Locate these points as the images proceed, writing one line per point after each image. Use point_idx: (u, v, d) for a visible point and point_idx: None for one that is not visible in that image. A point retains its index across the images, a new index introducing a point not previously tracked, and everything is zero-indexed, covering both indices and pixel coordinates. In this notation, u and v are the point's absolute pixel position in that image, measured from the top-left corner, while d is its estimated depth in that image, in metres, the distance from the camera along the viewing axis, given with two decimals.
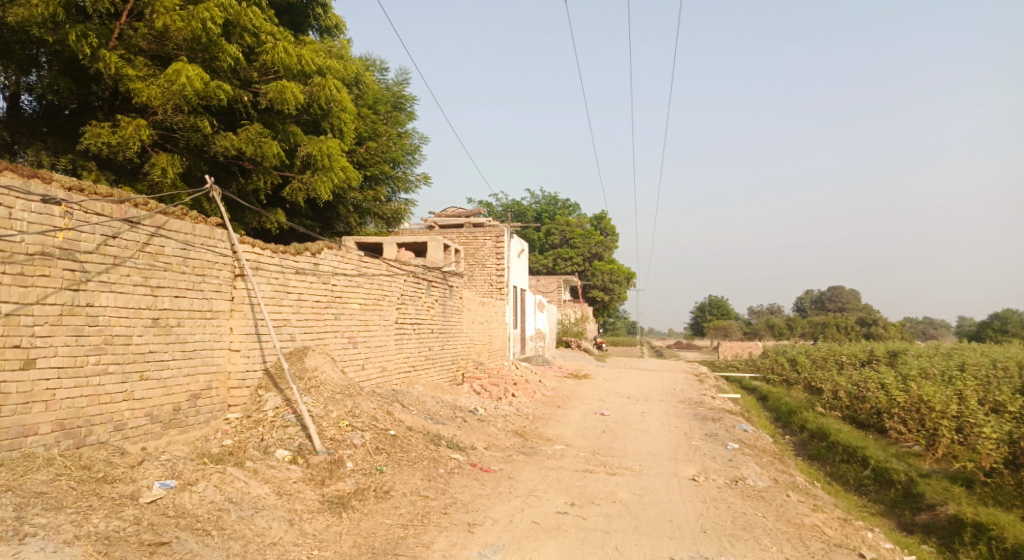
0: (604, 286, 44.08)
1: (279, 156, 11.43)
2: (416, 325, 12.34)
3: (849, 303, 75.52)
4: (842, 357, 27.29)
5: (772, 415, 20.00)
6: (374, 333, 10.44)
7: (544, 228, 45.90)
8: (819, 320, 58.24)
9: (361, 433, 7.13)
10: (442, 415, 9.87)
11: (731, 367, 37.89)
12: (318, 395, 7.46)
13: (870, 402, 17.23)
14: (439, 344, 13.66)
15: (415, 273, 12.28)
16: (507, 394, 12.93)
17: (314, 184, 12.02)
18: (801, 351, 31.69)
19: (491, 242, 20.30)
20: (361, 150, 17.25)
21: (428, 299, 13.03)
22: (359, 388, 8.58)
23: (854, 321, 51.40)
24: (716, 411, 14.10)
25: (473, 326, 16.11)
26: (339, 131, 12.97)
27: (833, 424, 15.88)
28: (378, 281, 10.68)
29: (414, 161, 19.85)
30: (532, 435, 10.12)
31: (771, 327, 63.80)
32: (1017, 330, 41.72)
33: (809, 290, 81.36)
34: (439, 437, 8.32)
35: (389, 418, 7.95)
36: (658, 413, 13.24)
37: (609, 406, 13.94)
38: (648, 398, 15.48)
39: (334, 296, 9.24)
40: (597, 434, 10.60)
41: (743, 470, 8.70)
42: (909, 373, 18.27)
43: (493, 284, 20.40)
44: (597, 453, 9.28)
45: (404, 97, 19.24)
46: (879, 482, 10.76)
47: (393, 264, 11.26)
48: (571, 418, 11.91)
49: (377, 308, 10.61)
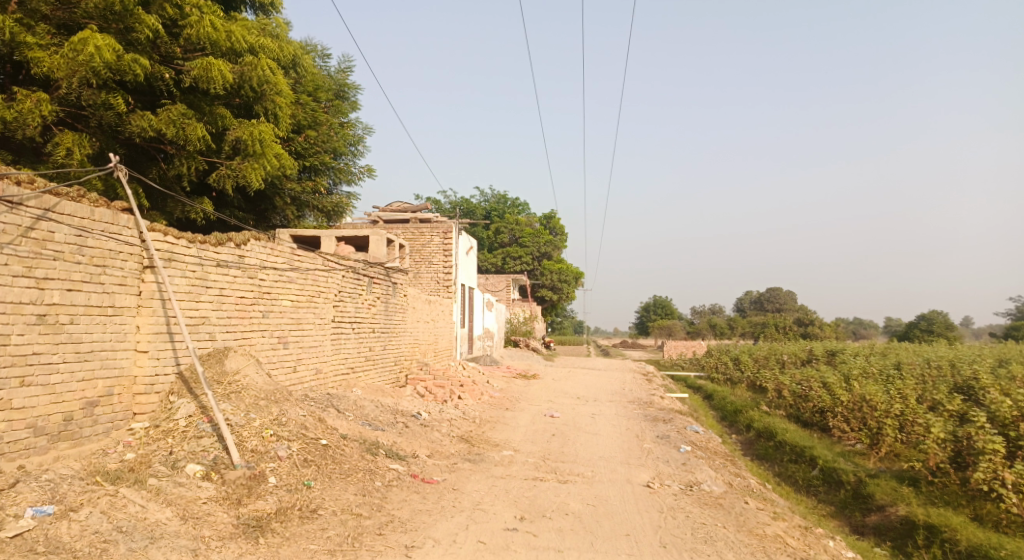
0: (553, 285, 43.90)
1: (204, 140, 10.50)
2: (356, 324, 11.59)
3: (787, 304, 77.99)
4: (783, 356, 27.81)
5: (718, 414, 20.06)
6: (307, 333, 9.68)
7: (493, 227, 45.37)
8: (759, 321, 59.83)
9: (287, 443, 6.42)
10: (382, 420, 9.19)
11: (676, 367, 38.27)
12: (239, 401, 6.70)
13: (813, 401, 17.43)
14: (381, 344, 12.94)
15: (355, 269, 11.52)
16: (452, 397, 12.33)
17: (244, 171, 11.13)
18: (744, 350, 32.20)
19: (438, 238, 19.66)
20: (300, 139, 16.32)
21: (369, 296, 12.29)
22: (288, 393, 7.84)
23: (792, 320, 52.96)
24: (666, 411, 13.88)
25: (418, 325, 15.43)
26: (274, 116, 12.09)
27: (779, 423, 15.94)
28: (313, 277, 9.92)
29: (357, 153, 19.00)
30: (478, 440, 9.56)
31: (713, 327, 65.17)
32: (941, 331, 43.79)
33: (749, 290, 83.65)
34: (376, 446, 7.66)
35: (321, 426, 7.25)
36: (608, 414, 12.90)
37: (559, 407, 13.51)
38: (598, 398, 15.15)
39: (261, 292, 8.46)
40: (547, 438, 10.13)
41: (698, 474, 8.39)
42: (850, 372, 18.59)
43: (440, 282, 19.74)
44: (547, 459, 8.80)
45: (347, 85, 18.38)
46: (827, 483, 10.69)
47: (330, 259, 10.51)
48: (520, 421, 11.41)
49: (312, 306, 9.85)
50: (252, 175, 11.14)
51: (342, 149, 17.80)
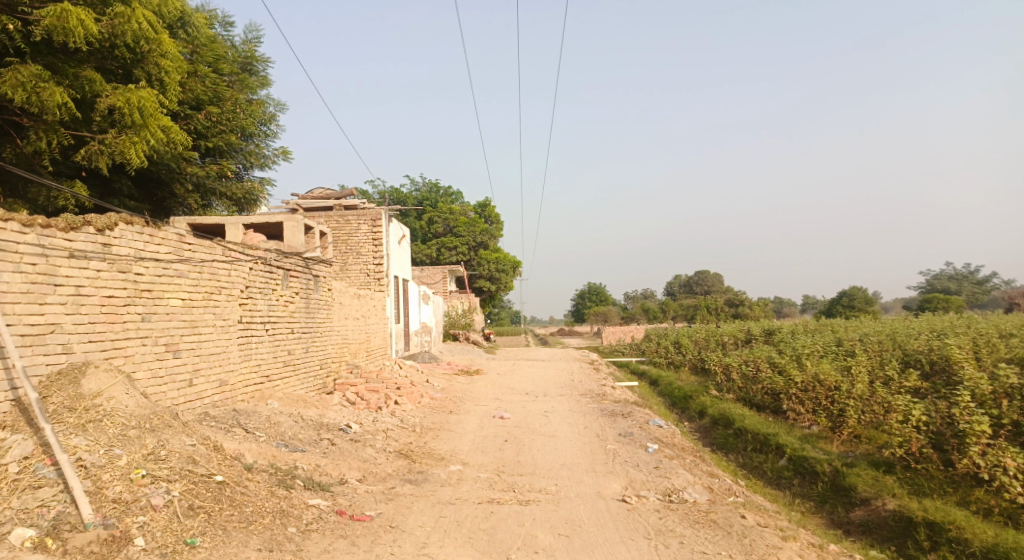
0: (490, 275, 42.56)
1: (67, 109, 8.53)
2: (269, 324, 9.92)
3: (716, 286, 79.67)
4: (723, 337, 27.59)
5: (668, 401, 19.36)
6: (206, 338, 7.99)
7: (426, 217, 43.58)
8: (692, 303, 60.54)
9: (166, 485, 4.83)
10: (301, 439, 7.65)
11: (617, 353, 37.76)
12: (99, 433, 5.02)
13: (764, 383, 16.92)
14: (302, 346, 11.29)
15: (265, 260, 9.84)
16: (387, 402, 10.85)
17: (120, 146, 9.22)
18: (684, 333, 31.94)
19: (366, 226, 17.99)
20: (199, 116, 14.30)
21: (285, 292, 10.61)
22: (174, 415, 6.18)
23: (724, 302, 53.76)
24: (622, 404, 12.86)
25: (345, 323, 13.79)
26: (159, 83, 10.19)
27: (734, 408, 15.28)
28: (212, 270, 8.23)
29: (270, 134, 17.07)
30: (419, 455, 8.16)
31: (647, 311, 65.60)
32: (862, 306, 45.43)
33: (680, 275, 85.19)
34: (292, 476, 6.14)
35: (218, 456, 5.69)
36: (562, 412, 11.75)
37: (507, 406, 12.25)
38: (548, 394, 14.00)
39: (138, 290, 6.75)
40: (498, 445, 8.86)
41: (675, 481, 7.34)
42: (797, 351, 18.24)
43: (370, 274, 18.08)
44: (502, 473, 7.52)
45: (255, 58, 16.33)
46: (800, 474, 9.92)
47: (234, 249, 8.83)
48: (465, 427, 10.07)
49: (210, 305, 8.16)
50: (130, 150, 9.23)
51: (250, 129, 15.84)
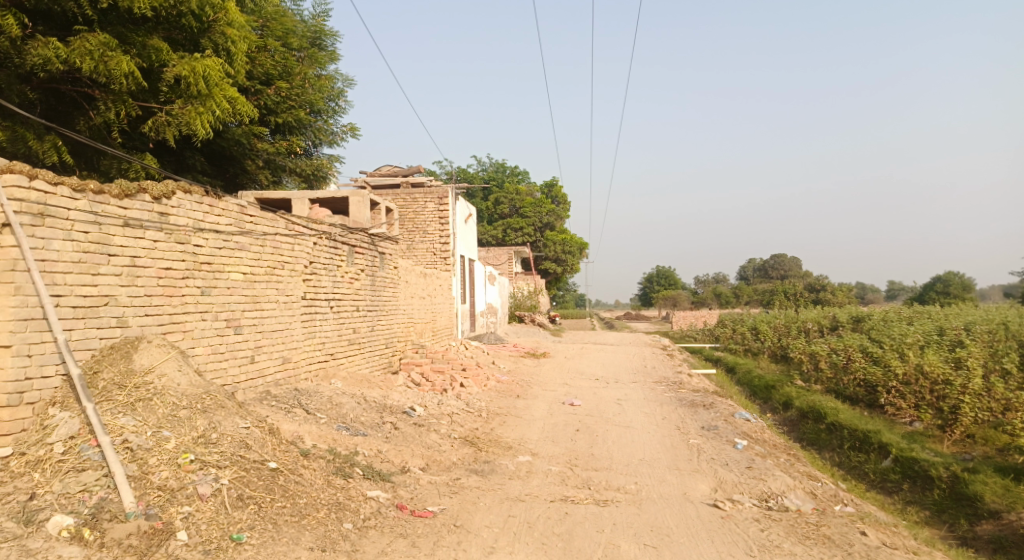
0: (557, 256, 41.74)
1: (133, 78, 8.38)
2: (333, 301, 9.61)
3: (792, 271, 75.84)
4: (805, 323, 25.86)
5: (747, 390, 18.18)
6: (268, 314, 7.70)
7: (492, 197, 43.13)
8: (767, 288, 57.74)
9: (215, 472, 4.44)
10: (363, 422, 7.25)
11: (688, 338, 36.30)
12: (148, 413, 4.70)
13: (857, 375, 15.52)
14: (367, 324, 10.98)
15: (330, 235, 9.51)
16: (453, 385, 10.40)
17: (187, 117, 9.04)
18: (761, 318, 30.22)
19: (433, 204, 17.61)
20: (270, 92, 14.20)
21: (350, 269, 10.28)
22: (230, 395, 5.86)
23: (803, 287, 50.92)
24: (701, 394, 11.94)
25: (411, 302, 13.45)
26: (226, 53, 9.98)
27: (824, 400, 14.04)
28: (275, 244, 7.92)
29: (338, 110, 16.89)
30: (486, 443, 7.63)
31: (718, 296, 63.12)
32: (959, 293, 41.93)
33: (754, 258, 81.73)
34: (352, 463, 5.70)
35: (273, 440, 5.29)
36: (637, 400, 10.97)
37: (578, 391, 11.58)
38: (620, 380, 13.24)
39: (197, 263, 6.46)
40: (571, 434, 8.23)
41: (772, 484, 6.49)
42: (894, 340, 16.65)
43: (436, 253, 17.72)
44: (575, 467, 6.88)
45: (323, 32, 16.11)
46: (910, 478, 8.80)
47: (297, 223, 8.50)
48: (535, 414, 9.49)
49: (273, 280, 7.86)
50: (196, 120, 9.04)
51: (318, 104, 15.67)
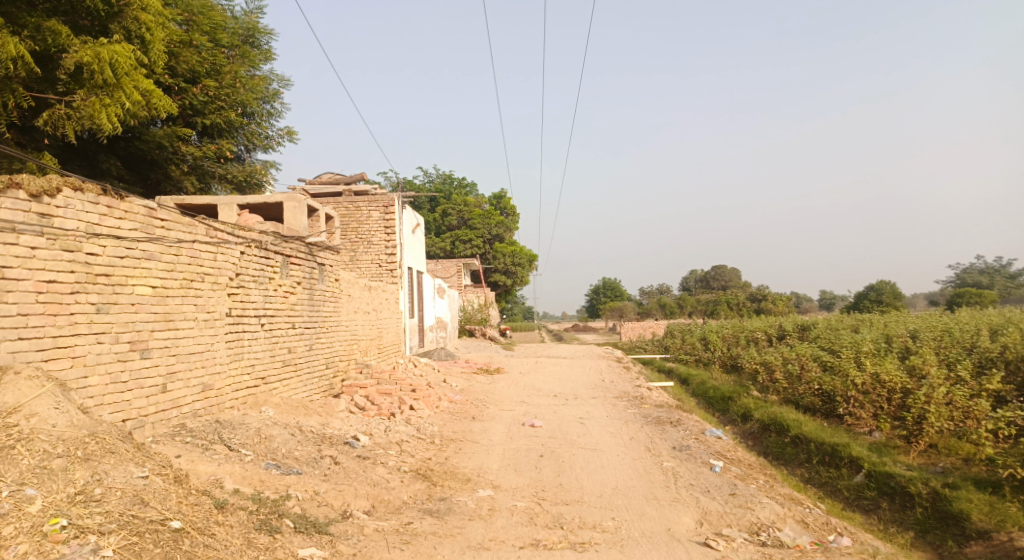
0: (506, 268, 41.07)
1: (22, 63, 7.13)
2: (264, 318, 8.55)
3: (732, 281, 77.59)
4: (753, 332, 25.95)
5: (703, 402, 17.85)
6: (184, 335, 6.62)
7: (439, 208, 42.16)
8: (710, 298, 58.69)
9: (95, 542, 3.35)
10: (297, 458, 6.25)
11: (637, 349, 36.12)
12: (7, 467, 3.59)
13: (813, 383, 15.36)
14: (305, 343, 9.92)
15: (260, 243, 8.46)
16: (401, 408, 9.46)
17: (89, 110, 7.74)
18: (710, 328, 30.25)
19: (377, 213, 16.62)
20: (195, 91, 13.01)
21: (284, 282, 9.23)
22: (126, 436, 4.76)
23: (746, 297, 51.87)
24: (665, 409, 11.37)
25: (355, 317, 12.43)
26: (141, 42, 8.74)
27: (784, 411, 13.73)
28: (194, 254, 6.86)
29: (273, 113, 15.78)
30: (441, 475, 6.75)
31: (663, 306, 63.73)
32: (891, 301, 43.41)
33: (696, 270, 83.35)
34: (282, 513, 4.72)
35: (180, 490, 4.25)
36: (599, 418, 10.30)
37: (536, 411, 10.82)
38: (579, 396, 12.56)
39: (93, 275, 5.38)
40: (534, 462, 7.44)
41: (762, 514, 5.87)
42: (846, 347, 16.62)
43: (381, 265, 16.70)
44: (543, 501, 6.09)
45: (256, 29, 14.97)
46: (887, 495, 8.41)
47: (220, 229, 7.45)
48: (493, 438, 8.66)
49: (191, 295, 6.79)
50: (100, 114, 7.73)
51: (252, 106, 14.51)
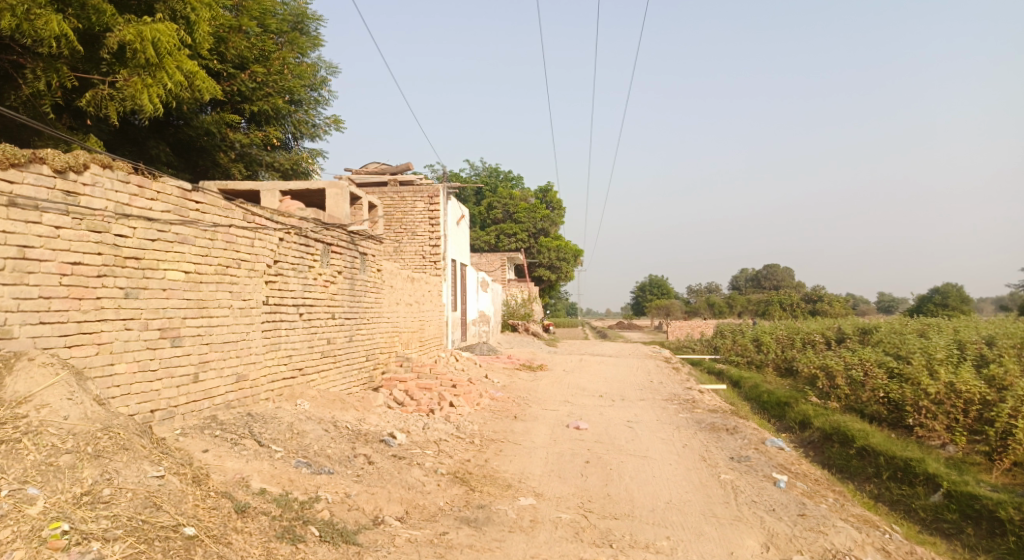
0: (551, 264, 40.53)
1: (64, 41, 7.01)
2: (303, 308, 8.28)
3: (784, 281, 75.01)
4: (810, 335, 24.71)
5: (756, 406, 16.97)
6: (218, 323, 6.36)
7: (485, 202, 41.85)
8: (761, 298, 56.75)
9: (97, 550, 3.00)
10: (329, 456, 5.91)
11: (685, 348, 35.04)
12: (10, 462, 3.31)
13: (878, 391, 14.33)
14: (344, 334, 9.64)
15: (300, 230, 8.18)
16: (441, 405, 9.08)
17: (131, 89, 7.63)
18: (762, 329, 29.00)
19: (422, 204, 16.34)
20: (244, 77, 12.90)
21: (324, 271, 8.96)
22: (145, 430, 4.48)
23: (799, 297, 49.89)
24: (719, 414, 10.68)
25: (396, 309, 12.13)
26: (186, 22, 8.59)
27: (848, 420, 12.82)
28: (230, 239, 6.60)
29: (321, 101, 15.69)
30: (481, 480, 6.32)
31: (711, 305, 62.00)
32: (957, 305, 40.95)
33: (745, 269, 80.98)
34: (308, 519, 4.35)
35: (197, 492, 3.92)
36: (649, 422, 9.71)
37: (582, 412, 10.30)
38: (627, 397, 11.96)
39: (122, 257, 5.13)
40: (580, 468, 6.93)
41: (836, 540, 5.23)
42: (915, 353, 15.48)
43: (425, 257, 16.42)
44: (590, 514, 5.59)
45: (305, 16, 14.84)
46: (972, 520, 7.57)
47: (259, 215, 7.18)
48: (536, 440, 8.18)
49: (226, 282, 6.54)
50: (142, 94, 7.60)
51: (299, 94, 14.41)
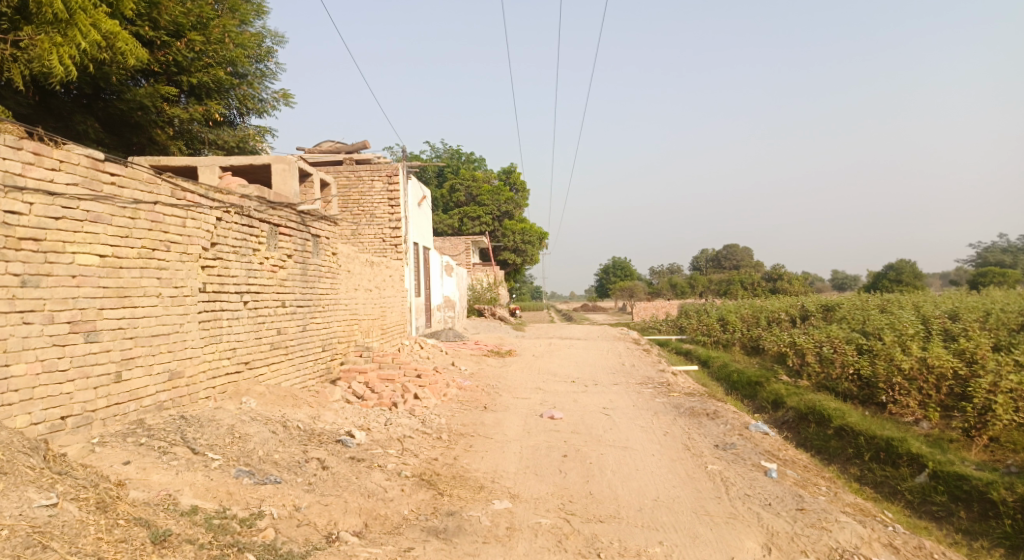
0: (515, 246, 39.94)
1: None
2: (247, 296, 7.46)
3: (744, 261, 76.07)
4: (774, 312, 24.74)
5: (726, 386, 16.77)
6: (144, 314, 5.54)
7: (447, 184, 40.85)
8: (723, 278, 57.29)
9: None
10: (276, 462, 5.20)
11: (651, 329, 34.96)
12: None
13: (848, 367, 14.21)
14: (297, 324, 8.84)
15: (241, 209, 7.35)
16: (404, 397, 8.41)
17: (38, 49, 6.65)
18: (727, 308, 28.95)
19: (381, 184, 15.49)
20: (180, 46, 11.78)
21: (271, 255, 8.14)
22: (39, 446, 3.69)
23: (760, 276, 50.43)
24: (696, 398, 10.27)
25: (355, 295, 11.35)
26: None
27: (822, 399, 12.61)
28: (156, 218, 5.75)
29: (268, 74, 14.65)
30: (450, 481, 5.70)
31: (674, 286, 62.41)
32: (911, 280, 41.87)
33: (706, 250, 81.86)
34: (246, 545, 3.64)
35: (103, 522, 3.15)
36: (625, 408, 9.24)
37: (555, 399, 9.76)
38: (599, 382, 11.49)
39: (14, 239, 4.28)
40: (558, 464, 6.38)
41: (841, 537, 4.80)
42: (883, 328, 15.42)
43: (385, 240, 15.61)
44: (573, 518, 5.03)
45: None
46: (962, 502, 7.30)
47: (191, 190, 6.33)
48: (508, 433, 7.60)
49: (153, 267, 5.71)
50: (50, 55, 6.64)
51: (243, 65, 13.35)
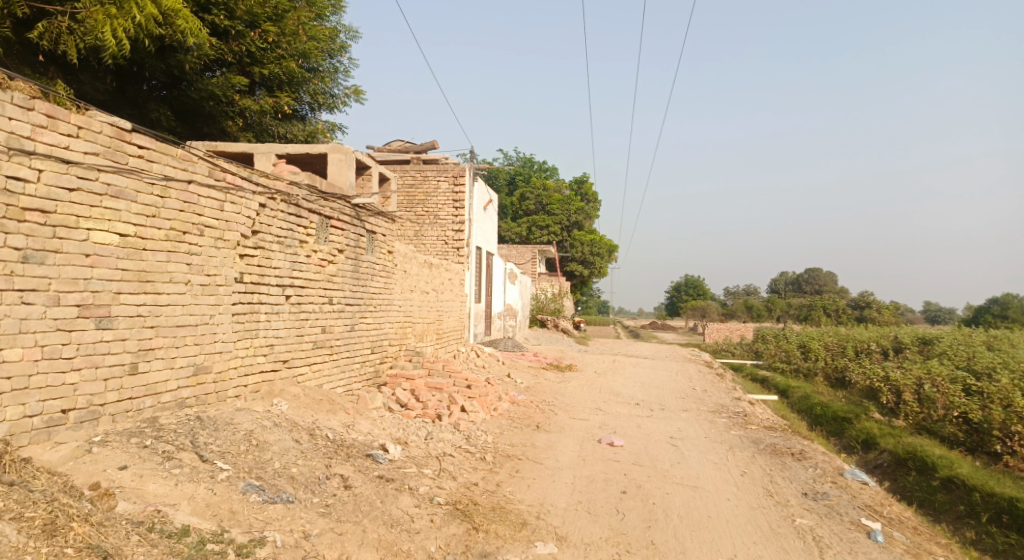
0: (583, 258, 38.99)
1: None
2: (289, 290, 6.99)
3: (826, 286, 71.85)
4: (863, 342, 22.74)
5: (808, 419, 15.26)
6: (168, 301, 5.10)
7: (518, 192, 40.43)
8: (802, 302, 54.18)
9: None
10: (293, 477, 4.60)
11: (723, 352, 33.15)
12: None
13: (953, 409, 12.54)
14: (344, 323, 8.34)
15: (288, 196, 6.90)
16: (450, 409, 7.73)
17: (93, 21, 6.49)
18: (808, 334, 26.90)
19: (447, 184, 15.03)
20: (254, 36, 11.70)
21: (320, 248, 7.67)
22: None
23: (844, 303, 47.23)
24: (777, 432, 9.12)
25: (410, 296, 10.83)
26: None
27: (922, 443, 11.10)
28: (189, 198, 5.33)
29: (340, 70, 14.54)
30: (489, 514, 4.95)
31: (749, 308, 59.50)
32: (1019, 316, 38.02)
33: (785, 272, 78.03)
34: None
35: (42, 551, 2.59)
36: (695, 439, 8.23)
37: (616, 423, 8.84)
38: (666, 407, 10.48)
39: (17, 208, 3.90)
40: (616, 502, 5.51)
41: None
42: (997, 366, 13.59)
43: (448, 242, 15.11)
44: None
45: None
46: None
47: (231, 172, 5.91)
48: (562, 459, 6.77)
49: (182, 252, 5.27)
50: (104, 27, 6.46)
51: (315, 59, 13.25)
